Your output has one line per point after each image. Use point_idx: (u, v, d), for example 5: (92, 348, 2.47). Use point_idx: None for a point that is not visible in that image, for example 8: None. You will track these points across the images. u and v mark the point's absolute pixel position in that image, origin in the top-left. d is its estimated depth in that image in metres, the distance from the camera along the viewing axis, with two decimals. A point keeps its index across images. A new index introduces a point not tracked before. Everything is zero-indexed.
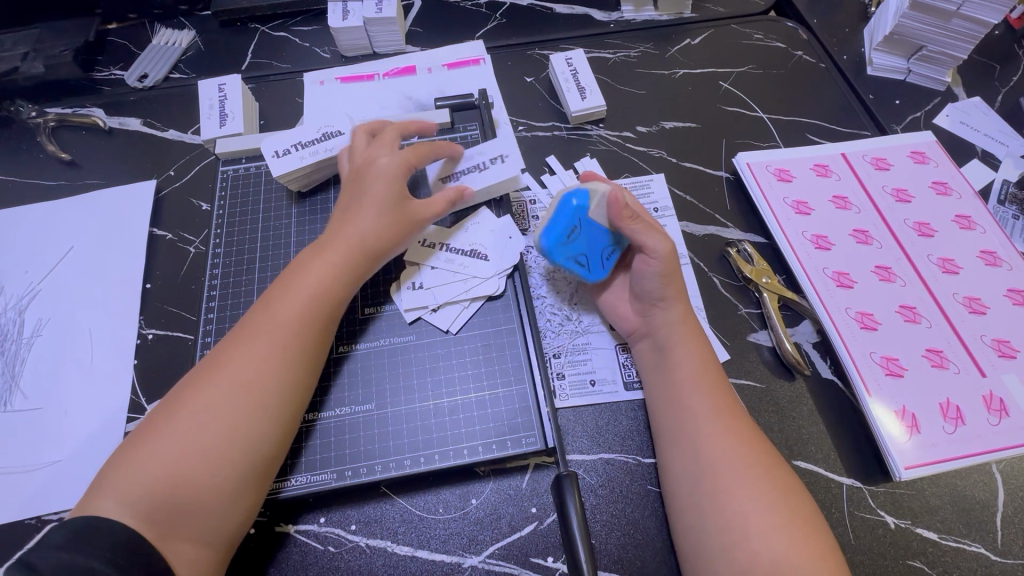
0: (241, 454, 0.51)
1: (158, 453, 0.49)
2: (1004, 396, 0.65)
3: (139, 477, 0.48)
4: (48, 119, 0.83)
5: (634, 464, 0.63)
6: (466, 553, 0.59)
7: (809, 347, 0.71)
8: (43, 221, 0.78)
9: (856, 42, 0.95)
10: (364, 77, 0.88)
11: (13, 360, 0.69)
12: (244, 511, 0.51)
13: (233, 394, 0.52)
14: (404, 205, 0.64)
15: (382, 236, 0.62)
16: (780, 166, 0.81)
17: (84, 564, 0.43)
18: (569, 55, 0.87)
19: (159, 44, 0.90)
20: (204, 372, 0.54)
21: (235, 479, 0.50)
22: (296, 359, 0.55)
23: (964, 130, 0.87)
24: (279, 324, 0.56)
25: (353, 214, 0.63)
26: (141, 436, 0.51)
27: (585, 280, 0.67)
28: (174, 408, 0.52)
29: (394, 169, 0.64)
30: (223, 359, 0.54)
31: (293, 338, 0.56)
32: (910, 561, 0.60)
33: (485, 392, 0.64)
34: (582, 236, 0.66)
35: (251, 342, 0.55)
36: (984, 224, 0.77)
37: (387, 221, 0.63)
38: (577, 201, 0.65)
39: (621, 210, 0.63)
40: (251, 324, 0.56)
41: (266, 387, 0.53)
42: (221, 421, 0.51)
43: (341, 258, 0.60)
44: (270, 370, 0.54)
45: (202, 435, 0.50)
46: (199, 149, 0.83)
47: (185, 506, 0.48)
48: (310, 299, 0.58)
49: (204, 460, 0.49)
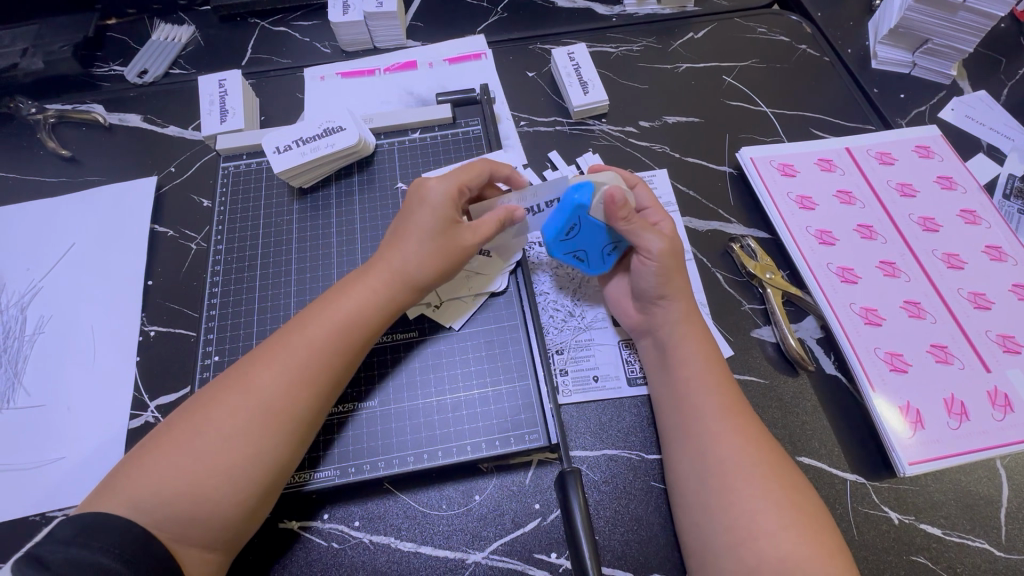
0: (257, 475, 0.50)
1: (180, 467, 0.48)
2: (1009, 391, 0.65)
3: (156, 487, 0.47)
4: (48, 114, 0.82)
5: (637, 460, 0.63)
6: (469, 549, 0.59)
7: (813, 343, 0.70)
8: (45, 218, 0.78)
9: (860, 35, 0.94)
10: (365, 73, 0.88)
11: (16, 357, 0.69)
12: (253, 521, 0.51)
13: (260, 416, 0.51)
14: (451, 232, 0.60)
15: (424, 268, 0.59)
16: (783, 161, 0.81)
17: (92, 559, 0.43)
18: (571, 49, 0.86)
19: (159, 40, 0.90)
20: (230, 387, 0.52)
21: (251, 497, 0.50)
22: (321, 382, 0.54)
23: (968, 124, 0.86)
24: (306, 344, 0.54)
25: (397, 241, 0.60)
26: (159, 443, 0.50)
27: (584, 270, 0.68)
28: (198, 421, 0.50)
29: (444, 195, 0.60)
30: (247, 375, 0.53)
31: (324, 365, 0.54)
32: (914, 557, 0.60)
33: (489, 389, 0.63)
34: (582, 235, 0.64)
35: (282, 364, 0.53)
36: (989, 218, 0.76)
37: (432, 252, 0.59)
38: (578, 199, 0.61)
39: (617, 210, 0.60)
40: (281, 342, 0.55)
41: (293, 413, 0.52)
42: (247, 443, 0.50)
43: (380, 285, 0.59)
44: (299, 396, 0.53)
45: (225, 453, 0.49)
46: (200, 146, 0.82)
47: (199, 519, 0.47)
48: (344, 324, 0.56)
49: (224, 479, 0.49)
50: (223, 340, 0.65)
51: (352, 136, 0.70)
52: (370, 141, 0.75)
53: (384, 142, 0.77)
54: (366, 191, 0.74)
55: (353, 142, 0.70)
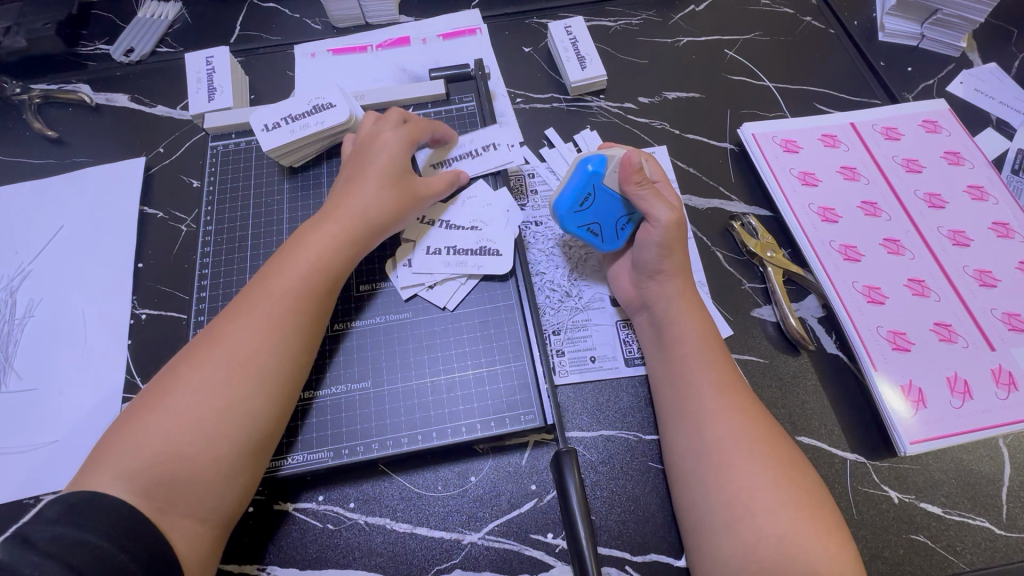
0: (234, 426, 0.50)
1: (156, 427, 0.48)
2: (1014, 370, 0.64)
3: (134, 451, 0.47)
4: (33, 95, 0.81)
5: (634, 440, 0.62)
6: (465, 529, 0.58)
7: (814, 322, 0.69)
8: (33, 201, 0.76)
9: (867, 7, 0.91)
10: (357, 49, 0.86)
11: (7, 341, 0.68)
12: (240, 485, 0.50)
13: (229, 369, 0.51)
14: (407, 177, 0.63)
15: (384, 211, 0.61)
16: (786, 136, 0.79)
17: (78, 537, 0.42)
18: (569, 22, 0.84)
19: (146, 16, 0.87)
20: (198, 347, 0.52)
21: (233, 453, 0.49)
22: (291, 331, 0.54)
23: (978, 98, 0.84)
24: (272, 297, 0.55)
25: (354, 187, 0.62)
26: (135, 409, 0.50)
27: (598, 247, 0.65)
28: (168, 383, 0.50)
29: (400, 143, 0.64)
30: (216, 333, 0.53)
31: (290, 313, 0.55)
32: (913, 536, 0.59)
33: (484, 369, 0.63)
34: (598, 205, 0.62)
35: (248, 318, 0.54)
36: (997, 194, 0.74)
37: (387, 195, 0.61)
38: (593, 168, 0.61)
39: (630, 175, 0.59)
40: (247, 298, 0.55)
41: (264, 363, 0.52)
42: (219, 396, 0.50)
43: (341, 233, 0.59)
44: (269, 345, 0.53)
45: (198, 409, 0.49)
46: (189, 125, 0.81)
47: (182, 479, 0.47)
48: (310, 276, 0.57)
49: (200, 434, 0.48)
50: None
51: (343, 113, 0.69)
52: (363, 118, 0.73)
53: None
54: None
55: (345, 118, 0.68)
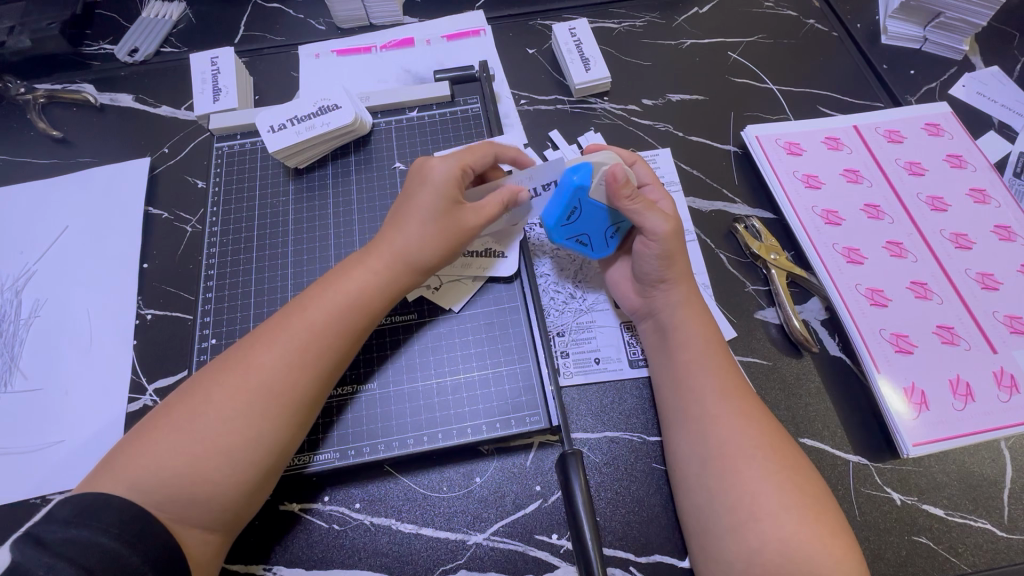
0: (257, 455, 0.49)
1: (179, 447, 0.48)
2: (1016, 372, 0.64)
3: (155, 467, 0.47)
4: (37, 94, 0.81)
5: (639, 442, 0.62)
6: (470, 530, 0.59)
7: (817, 324, 0.70)
8: (37, 202, 0.77)
9: (870, 9, 0.91)
10: (361, 50, 0.86)
11: (12, 341, 0.68)
12: (254, 502, 0.51)
13: (259, 398, 0.50)
14: (456, 209, 0.59)
15: (427, 250, 0.58)
16: (789, 139, 0.79)
17: (90, 539, 0.42)
18: (573, 24, 0.84)
19: (149, 17, 0.87)
20: (229, 368, 0.51)
21: (252, 479, 0.49)
22: (324, 364, 0.53)
23: (980, 101, 0.84)
24: (307, 326, 0.54)
25: (400, 221, 0.59)
26: (160, 422, 0.49)
27: (587, 254, 0.66)
28: (197, 400, 0.50)
29: (448, 176, 0.59)
30: (249, 356, 0.52)
31: (326, 345, 0.54)
32: (915, 537, 0.59)
33: (489, 371, 0.63)
34: (584, 217, 0.62)
35: (283, 345, 0.52)
36: (999, 197, 0.75)
37: (434, 232, 0.58)
38: (578, 180, 0.60)
39: (619, 189, 0.58)
40: (282, 323, 0.54)
41: (294, 395, 0.51)
42: (247, 425, 0.49)
43: (383, 266, 0.58)
44: (300, 376, 0.52)
45: (224, 434, 0.49)
46: (193, 126, 0.81)
47: (200, 500, 0.47)
48: (345, 306, 0.55)
49: (224, 460, 0.48)
50: (220, 323, 0.65)
51: (347, 115, 0.69)
52: (367, 119, 0.73)
53: (380, 121, 0.75)
54: (363, 171, 0.72)
55: (348, 120, 0.68)
